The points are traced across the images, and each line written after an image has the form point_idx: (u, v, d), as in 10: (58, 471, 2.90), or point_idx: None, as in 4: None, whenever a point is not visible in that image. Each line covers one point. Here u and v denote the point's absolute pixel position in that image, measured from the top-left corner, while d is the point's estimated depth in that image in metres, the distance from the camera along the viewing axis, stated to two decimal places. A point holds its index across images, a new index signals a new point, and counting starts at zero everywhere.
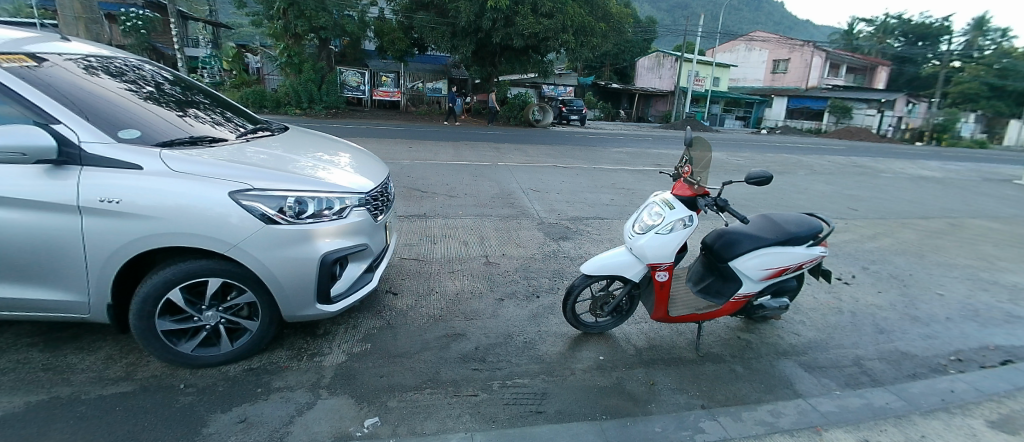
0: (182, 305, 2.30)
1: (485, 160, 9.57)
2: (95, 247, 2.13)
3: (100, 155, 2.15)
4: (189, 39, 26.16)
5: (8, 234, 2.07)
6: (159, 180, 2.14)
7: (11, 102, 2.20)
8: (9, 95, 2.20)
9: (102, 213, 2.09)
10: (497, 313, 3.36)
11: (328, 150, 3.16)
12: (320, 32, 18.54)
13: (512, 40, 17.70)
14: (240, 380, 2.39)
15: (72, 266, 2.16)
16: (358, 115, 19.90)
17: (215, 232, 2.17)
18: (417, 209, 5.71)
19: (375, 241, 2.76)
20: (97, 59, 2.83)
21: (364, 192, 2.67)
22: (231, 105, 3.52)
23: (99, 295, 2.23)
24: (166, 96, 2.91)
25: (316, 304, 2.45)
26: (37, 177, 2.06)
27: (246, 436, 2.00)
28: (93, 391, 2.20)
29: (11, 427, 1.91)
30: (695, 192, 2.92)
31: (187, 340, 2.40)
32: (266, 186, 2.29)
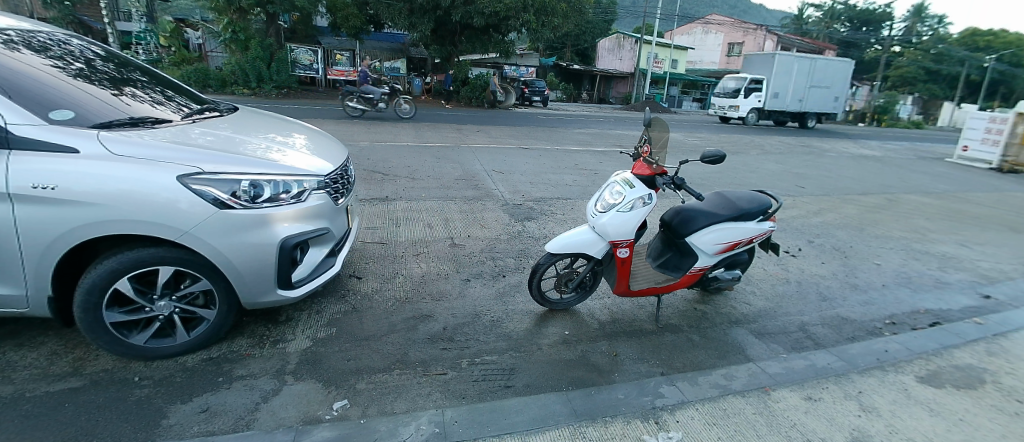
0: (132, 295, 2.19)
1: (447, 142, 9.42)
2: (31, 238, 1.98)
3: (30, 137, 1.99)
4: (119, 12, 24.10)
5: None
6: (98, 164, 2.00)
7: None
8: None
9: (37, 200, 1.94)
10: (463, 293, 3.39)
11: (281, 132, 3.04)
12: (268, 6, 17.51)
13: (472, 19, 17.39)
14: (199, 370, 2.32)
15: (5, 258, 2.00)
16: (312, 95, 19.06)
17: (164, 218, 2.07)
18: (378, 192, 5.60)
19: (336, 225, 2.71)
20: (17, 33, 2.58)
21: (322, 175, 2.61)
22: (172, 84, 3.30)
23: (37, 288, 2.08)
24: (99, 74, 2.70)
25: (277, 290, 2.39)
26: None
27: (209, 425, 1.96)
28: (38, 389, 2.07)
29: None
30: (654, 171, 3.02)
31: (139, 332, 2.29)
32: (217, 170, 2.19)
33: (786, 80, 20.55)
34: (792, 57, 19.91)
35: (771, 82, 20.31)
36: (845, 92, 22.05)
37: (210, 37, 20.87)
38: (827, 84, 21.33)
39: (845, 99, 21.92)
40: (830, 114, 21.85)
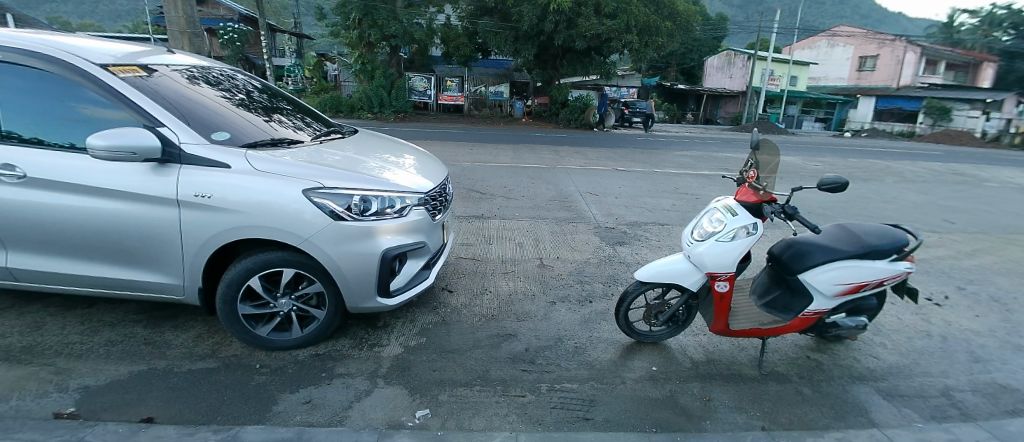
0: (261, 292, 2.52)
1: (543, 162, 9.58)
2: (190, 237, 2.38)
3: (197, 155, 2.40)
4: (277, 50, 28.65)
5: (123, 224, 2.36)
6: (246, 179, 2.36)
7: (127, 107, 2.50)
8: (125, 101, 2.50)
9: (198, 207, 2.34)
10: (548, 315, 3.37)
11: (393, 152, 3.33)
12: (391, 40, 19.37)
13: (574, 42, 17.63)
14: (308, 364, 2.58)
15: (170, 253, 2.43)
16: (424, 119, 20.62)
17: (291, 226, 2.37)
18: (475, 210, 5.85)
19: (433, 239, 2.88)
20: (198, 70, 3.17)
21: (423, 192, 2.79)
22: (309, 110, 3.79)
23: (191, 279, 2.49)
24: (255, 103, 3.21)
25: (376, 297, 2.59)
26: (144, 173, 2.33)
27: (310, 416, 2.17)
28: (185, 365, 2.47)
29: (119, 393, 2.20)
30: (761, 198, 2.74)
31: (264, 324, 2.63)
32: (335, 185, 2.45)
33: None
34: None
35: None
36: None
37: (344, 70, 23.69)
38: None
39: None
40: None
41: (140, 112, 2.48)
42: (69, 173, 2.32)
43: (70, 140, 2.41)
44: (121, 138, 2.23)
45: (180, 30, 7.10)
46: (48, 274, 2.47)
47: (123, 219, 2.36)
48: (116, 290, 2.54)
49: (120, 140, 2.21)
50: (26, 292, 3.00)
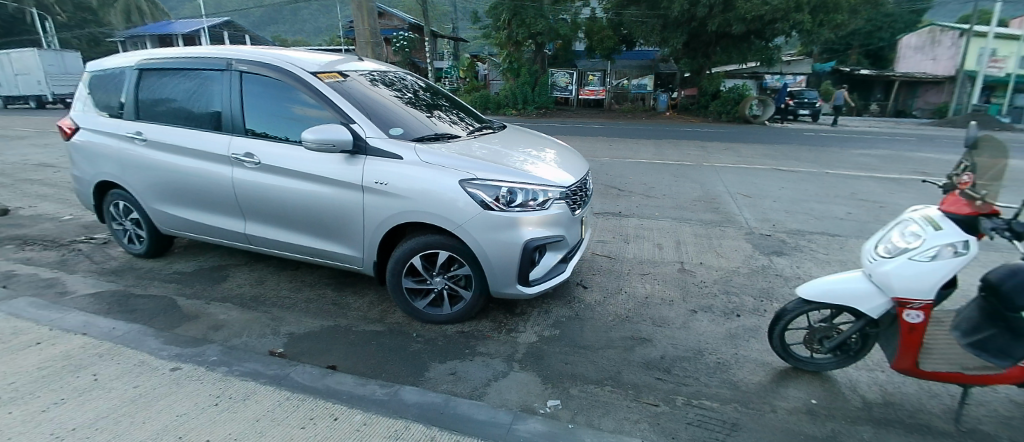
0: (420, 269, 2.85)
1: (689, 159, 8.91)
2: (372, 219, 2.76)
3: (377, 147, 2.77)
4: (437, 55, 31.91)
5: (322, 204, 2.83)
6: (414, 169, 2.67)
7: None
8: None
9: (378, 192, 2.72)
10: (689, 325, 3.14)
11: (537, 147, 3.43)
12: (538, 37, 19.89)
13: (730, 27, 16.01)
14: (455, 339, 2.83)
15: (355, 230, 2.84)
16: (564, 114, 20.91)
17: (448, 214, 2.61)
18: (612, 207, 5.74)
19: (571, 234, 2.89)
20: (378, 73, 3.67)
21: (565, 186, 2.82)
22: (463, 106, 4.12)
23: (368, 253, 2.89)
24: (419, 101, 3.60)
25: (516, 285, 2.71)
26: (339, 162, 2.77)
27: (454, 387, 2.37)
28: (360, 326, 2.91)
29: (313, 342, 2.68)
30: (977, 209, 2.13)
31: (421, 298, 2.97)
32: (486, 177, 2.63)
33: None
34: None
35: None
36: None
37: (492, 69, 25.11)
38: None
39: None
40: None
41: (338, 111, 2.89)
42: (287, 160, 2.84)
43: (288, 136, 2.91)
44: (324, 133, 2.67)
45: (366, 41, 8.24)
46: (269, 241, 3.06)
47: (325, 200, 2.82)
48: (314, 258, 3.05)
49: (324, 134, 2.65)
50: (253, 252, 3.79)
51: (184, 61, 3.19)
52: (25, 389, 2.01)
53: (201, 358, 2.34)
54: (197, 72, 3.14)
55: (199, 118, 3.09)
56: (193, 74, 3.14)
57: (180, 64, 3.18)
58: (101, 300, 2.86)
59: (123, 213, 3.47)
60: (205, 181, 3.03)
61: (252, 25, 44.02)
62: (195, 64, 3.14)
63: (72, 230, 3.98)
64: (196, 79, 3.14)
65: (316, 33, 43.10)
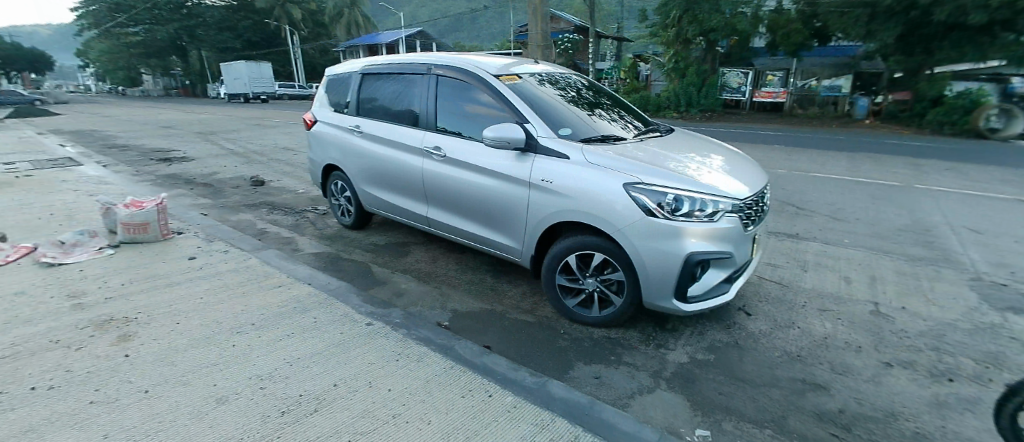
0: (574, 268, 2.89)
1: (897, 179, 7.29)
2: (536, 214, 2.89)
3: (547, 146, 2.89)
4: (599, 56, 32.00)
5: (493, 196, 3.07)
6: (579, 169, 2.71)
7: None
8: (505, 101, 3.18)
9: (543, 190, 2.83)
10: (886, 379, 2.57)
11: (706, 153, 3.19)
12: (711, 34, 18.43)
13: (977, 12, 12.64)
14: (601, 343, 2.81)
15: (518, 223, 3.02)
16: (733, 119, 19.04)
17: (609, 217, 2.58)
18: (787, 227, 5.04)
19: (741, 251, 2.62)
20: (546, 74, 3.82)
21: (738, 198, 2.57)
22: (625, 106, 4.03)
23: (528, 246, 3.04)
24: (581, 99, 3.63)
25: (672, 299, 2.57)
26: (511, 159, 2.97)
27: (597, 391, 2.35)
28: (513, 314, 3.09)
29: (473, 321, 2.94)
30: None
31: (571, 297, 3.01)
32: (652, 182, 2.53)
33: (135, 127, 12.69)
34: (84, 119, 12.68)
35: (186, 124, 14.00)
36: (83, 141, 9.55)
37: (653, 70, 24.20)
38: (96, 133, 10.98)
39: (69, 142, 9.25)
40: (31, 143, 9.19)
41: (514, 110, 3.08)
42: (467, 154, 3.15)
43: (468, 133, 3.21)
44: (501, 131, 2.89)
45: (537, 45, 8.64)
46: (445, 226, 3.44)
47: (496, 194, 3.05)
48: (480, 245, 3.33)
49: (501, 132, 2.86)
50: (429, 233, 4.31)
51: (393, 65, 3.76)
52: (272, 317, 2.54)
53: (388, 319, 2.72)
54: (402, 75, 3.68)
55: (399, 115, 3.62)
56: (399, 77, 3.69)
57: (390, 68, 3.77)
58: (320, 258, 3.56)
59: (339, 190, 4.27)
60: (400, 168, 3.55)
61: (436, 33, 50.04)
62: (401, 68, 3.69)
63: (304, 200, 5.04)
64: (401, 81, 3.68)
65: (488, 38, 46.88)
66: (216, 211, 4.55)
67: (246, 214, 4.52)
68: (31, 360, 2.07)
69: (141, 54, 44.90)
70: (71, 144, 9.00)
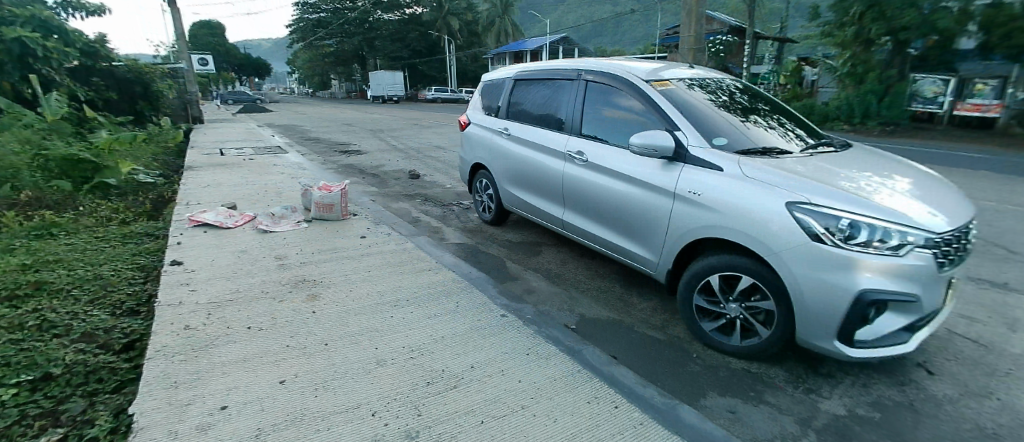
0: (716, 290, 2.63)
1: None
2: (678, 227, 2.74)
3: (698, 156, 2.72)
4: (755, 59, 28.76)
5: (633, 205, 3.00)
6: (734, 183, 2.50)
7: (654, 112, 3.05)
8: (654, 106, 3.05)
9: (689, 202, 2.67)
10: None
11: (890, 173, 2.68)
12: (900, 33, 15.42)
13: None
14: (739, 376, 2.53)
15: (657, 235, 2.89)
16: (928, 136, 15.29)
17: (764, 238, 2.31)
18: (1004, 275, 3.94)
19: (932, 297, 2.15)
20: (699, 77, 3.51)
21: (935, 232, 2.11)
22: (788, 113, 3.55)
23: (665, 260, 2.89)
24: (734, 104, 3.26)
25: (833, 340, 2.21)
26: (658, 168, 2.86)
27: (728, 425, 2.11)
28: (642, 329, 2.97)
29: (601, 329, 2.91)
30: None
31: (709, 320, 2.76)
32: (823, 204, 2.19)
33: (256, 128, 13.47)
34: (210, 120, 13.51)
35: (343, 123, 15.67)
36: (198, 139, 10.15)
37: (824, 75, 20.83)
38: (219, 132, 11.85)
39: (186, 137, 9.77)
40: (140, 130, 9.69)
41: (664, 118, 2.96)
42: (612, 161, 3.13)
43: (612, 140, 3.20)
44: (650, 138, 2.80)
45: (689, 47, 8.00)
46: (581, 230, 3.47)
47: (636, 203, 2.98)
48: (614, 253, 3.28)
49: (650, 139, 2.78)
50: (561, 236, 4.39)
51: (545, 72, 3.93)
52: (424, 295, 2.88)
53: (520, 313, 2.85)
54: (553, 81, 3.83)
55: (546, 119, 3.77)
56: (550, 83, 3.85)
57: (541, 75, 3.94)
58: (463, 248, 3.89)
59: (483, 188, 4.59)
60: (541, 171, 3.70)
61: (579, 38, 50.56)
62: (552, 75, 3.84)
63: (450, 195, 5.54)
64: (551, 87, 3.83)
65: (631, 42, 45.72)
66: (381, 198, 5.28)
67: (403, 203, 5.14)
68: (253, 304, 2.66)
69: (333, 61, 54.09)
70: (283, 136, 11.28)
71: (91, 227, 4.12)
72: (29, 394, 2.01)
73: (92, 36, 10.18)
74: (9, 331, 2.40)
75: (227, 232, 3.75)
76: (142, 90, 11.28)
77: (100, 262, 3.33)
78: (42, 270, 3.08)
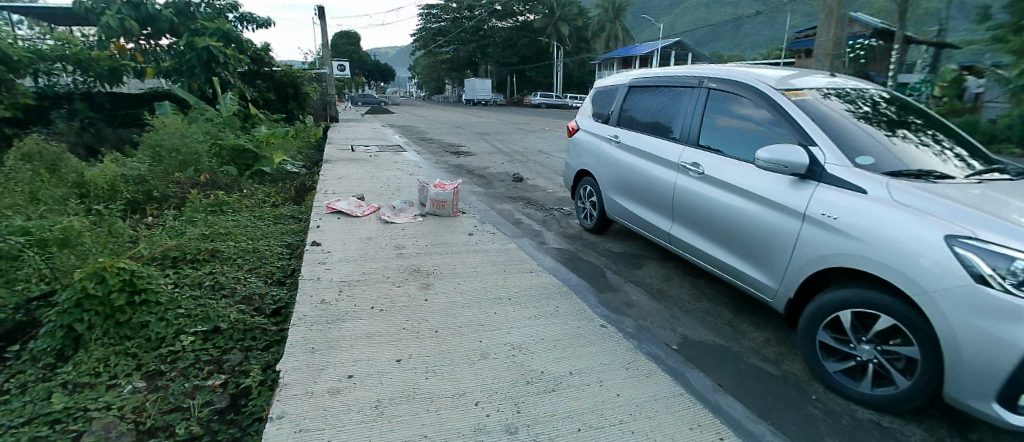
0: (846, 327, 2.22)
1: None
2: (802, 251, 2.43)
3: (837, 176, 2.38)
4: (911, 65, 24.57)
5: (753, 224, 2.73)
6: (878, 207, 2.12)
7: (785, 125, 2.75)
8: (786, 119, 2.75)
9: (821, 226, 2.33)
10: None
11: None
12: None
13: None
14: (864, 428, 2.11)
15: (779, 259, 2.59)
16: None
17: (909, 273, 1.90)
18: None
19: None
20: (836, 86, 3.05)
21: None
22: (949, 128, 2.94)
23: (786, 287, 2.57)
24: (879, 116, 2.79)
25: (995, 404, 1.76)
26: (787, 186, 2.56)
27: None
28: (751, 359, 2.68)
29: (704, 353, 2.70)
30: None
31: (833, 360, 2.34)
32: (996, 239, 1.74)
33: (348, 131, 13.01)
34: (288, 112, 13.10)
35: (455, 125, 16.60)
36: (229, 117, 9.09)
37: (987, 85, 16.86)
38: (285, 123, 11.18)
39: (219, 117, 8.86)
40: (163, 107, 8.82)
41: (797, 131, 2.68)
42: (732, 176, 2.89)
43: (732, 154, 2.99)
44: (779, 153, 2.53)
45: (826, 52, 7.17)
46: (691, 247, 3.26)
47: (757, 222, 2.71)
48: (726, 275, 3.02)
49: (780, 153, 2.51)
50: (666, 250, 4.20)
51: (662, 79, 3.80)
52: (530, 296, 2.95)
53: (621, 326, 2.79)
54: (671, 88, 3.69)
55: (659, 128, 3.65)
56: (667, 91, 3.72)
57: (658, 82, 3.82)
58: (563, 253, 3.93)
59: (586, 194, 4.57)
60: (649, 181, 3.58)
61: (694, 43, 47.82)
62: (670, 83, 3.70)
63: (552, 200, 5.60)
64: (668, 95, 3.70)
65: (751, 46, 42.00)
66: (487, 198, 5.52)
67: (507, 204, 5.32)
68: (374, 287, 2.94)
69: (447, 67, 57.82)
70: (402, 136, 12.35)
71: (252, 207, 4.89)
72: (203, 343, 2.47)
73: (261, 46, 12.13)
74: (194, 287, 2.97)
75: (356, 220, 4.22)
76: (294, 91, 13.13)
77: (258, 237, 3.95)
78: (217, 240, 3.74)
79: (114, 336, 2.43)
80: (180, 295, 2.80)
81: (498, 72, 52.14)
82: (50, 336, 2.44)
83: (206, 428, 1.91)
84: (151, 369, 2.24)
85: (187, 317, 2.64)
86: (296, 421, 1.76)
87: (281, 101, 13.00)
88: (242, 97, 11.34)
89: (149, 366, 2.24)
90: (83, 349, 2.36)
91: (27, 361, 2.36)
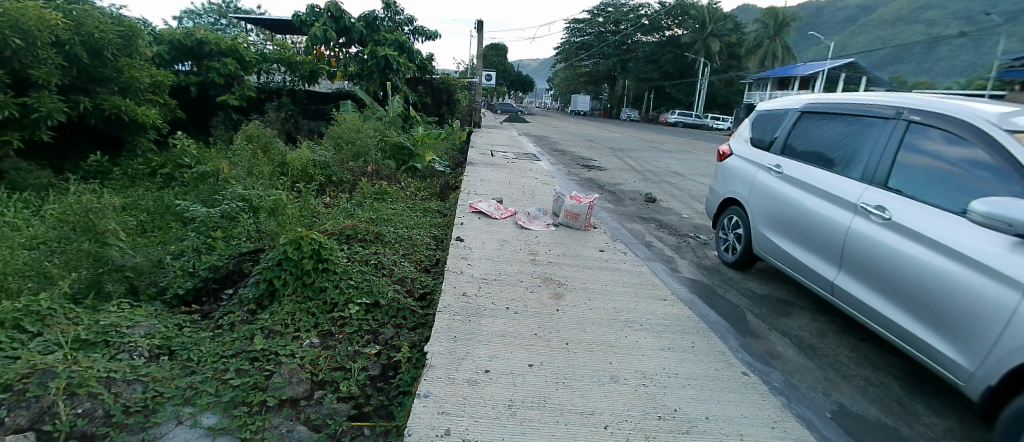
0: None
1: None
2: (1015, 335, 1.82)
3: None
4: None
5: (947, 285, 2.15)
6: None
7: (1010, 169, 2.12)
8: (1011, 163, 2.12)
9: None
10: None
11: None
12: None
13: None
14: None
15: (980, 334, 1.99)
16: None
17: None
18: None
19: None
20: None
21: None
22: None
23: (987, 372, 1.96)
24: None
25: None
26: (1005, 248, 1.94)
27: None
28: None
29: (862, 426, 2.22)
30: None
31: None
32: None
33: (488, 137, 13.74)
34: (435, 113, 14.30)
35: (592, 139, 16.62)
36: (386, 114, 10.23)
37: None
38: (431, 125, 12.18)
39: (379, 114, 10.00)
40: (342, 105, 10.41)
41: None
42: (924, 224, 2.35)
43: (929, 199, 2.42)
44: (997, 206, 1.90)
45: None
46: (858, 303, 2.72)
47: (952, 282, 2.12)
48: (904, 345, 2.43)
49: (1001, 208, 1.88)
50: (825, 302, 3.63)
51: (851, 106, 3.28)
52: (670, 328, 2.80)
53: (767, 378, 2.49)
54: (860, 118, 3.16)
55: (838, 162, 3.15)
56: (855, 121, 3.19)
57: (845, 110, 3.30)
58: (697, 285, 3.71)
59: (731, 225, 4.22)
60: (814, 219, 3.11)
61: (872, 64, 41.18)
62: (860, 110, 3.17)
63: (688, 226, 5.29)
64: (857, 125, 3.17)
65: (953, 71, 34.57)
66: (618, 216, 5.44)
67: (638, 225, 5.18)
68: (508, 289, 3.07)
69: (583, 80, 58.25)
70: (539, 145, 12.79)
71: (407, 198, 5.50)
72: (365, 314, 2.83)
73: (426, 55, 13.57)
74: (361, 263, 3.43)
75: (496, 222, 4.48)
76: (447, 98, 14.40)
77: (411, 226, 4.44)
78: (381, 224, 4.29)
79: (301, 295, 2.93)
80: (351, 269, 3.24)
81: (634, 86, 50.85)
82: (256, 286, 3.03)
83: (362, 390, 2.18)
84: (325, 329, 2.64)
85: (355, 287, 3.05)
86: (440, 403, 1.91)
87: (436, 105, 14.37)
88: (406, 101, 12.85)
89: (323, 326, 2.65)
90: (279, 301, 2.88)
91: (237, 304, 2.95)
